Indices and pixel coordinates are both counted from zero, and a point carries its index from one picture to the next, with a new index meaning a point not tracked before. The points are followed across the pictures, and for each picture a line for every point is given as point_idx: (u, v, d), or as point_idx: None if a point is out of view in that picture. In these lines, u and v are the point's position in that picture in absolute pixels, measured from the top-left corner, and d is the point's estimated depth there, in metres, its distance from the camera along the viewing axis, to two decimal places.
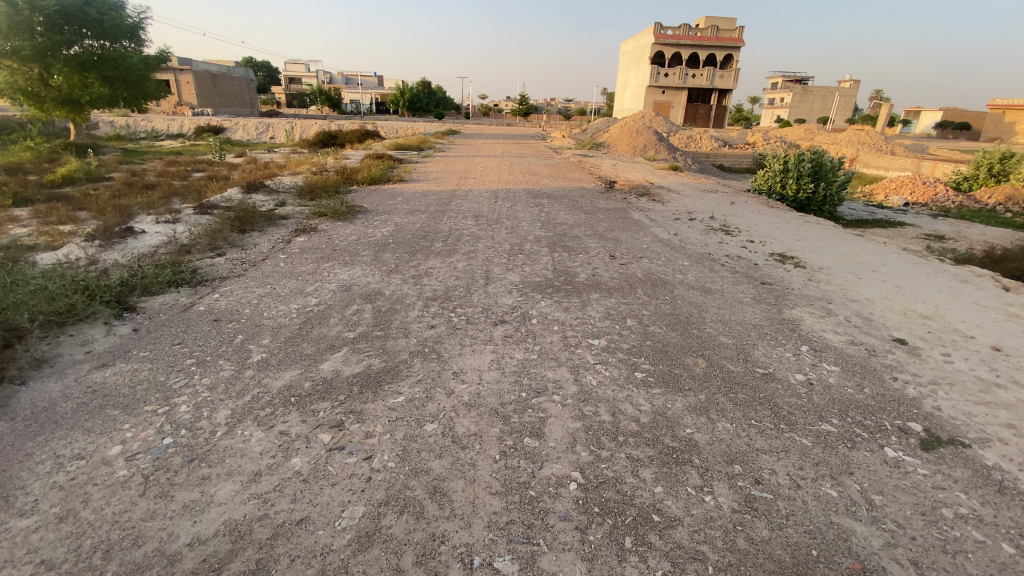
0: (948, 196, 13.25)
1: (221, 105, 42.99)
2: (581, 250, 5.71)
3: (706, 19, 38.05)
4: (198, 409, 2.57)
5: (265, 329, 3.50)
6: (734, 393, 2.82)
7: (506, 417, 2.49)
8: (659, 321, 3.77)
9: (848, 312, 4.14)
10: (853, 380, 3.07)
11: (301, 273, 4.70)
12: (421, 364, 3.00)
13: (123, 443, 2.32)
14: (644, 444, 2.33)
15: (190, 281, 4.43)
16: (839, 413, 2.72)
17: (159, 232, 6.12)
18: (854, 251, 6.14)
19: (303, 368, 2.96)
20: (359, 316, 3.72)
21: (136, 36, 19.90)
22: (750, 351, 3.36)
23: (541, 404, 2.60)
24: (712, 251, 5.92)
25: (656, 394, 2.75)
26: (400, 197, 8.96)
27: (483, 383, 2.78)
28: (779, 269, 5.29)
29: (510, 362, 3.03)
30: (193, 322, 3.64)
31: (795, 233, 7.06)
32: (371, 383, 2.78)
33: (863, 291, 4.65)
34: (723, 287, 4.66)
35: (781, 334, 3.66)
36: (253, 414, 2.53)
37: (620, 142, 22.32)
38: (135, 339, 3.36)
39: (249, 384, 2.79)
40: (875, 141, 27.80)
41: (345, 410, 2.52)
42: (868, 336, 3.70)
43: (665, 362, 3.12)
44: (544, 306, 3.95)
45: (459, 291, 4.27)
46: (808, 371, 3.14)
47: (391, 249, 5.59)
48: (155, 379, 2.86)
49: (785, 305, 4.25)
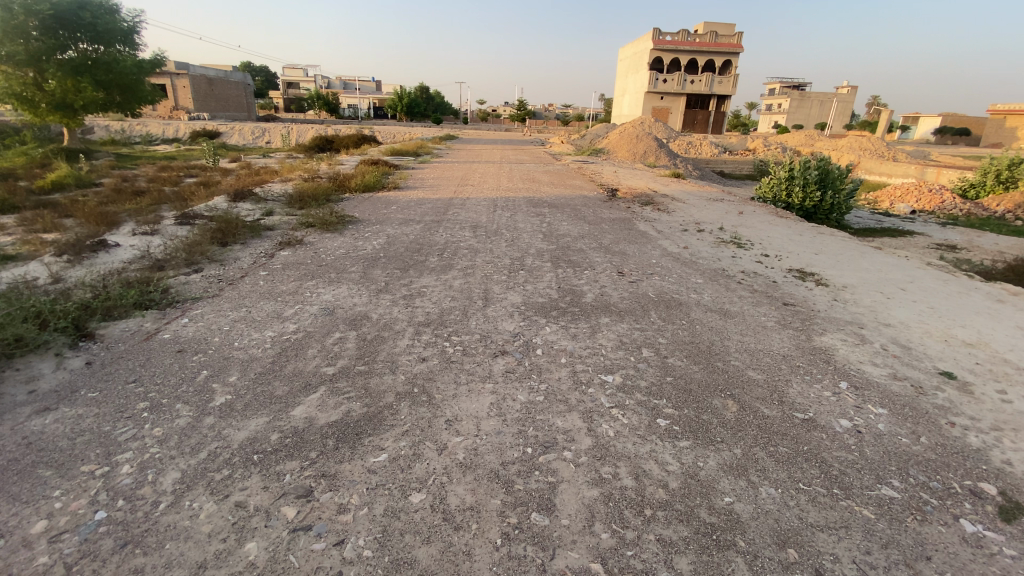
0: (954, 204, 12.92)
1: (218, 109, 42.66)
2: (586, 266, 5.32)
3: (705, 25, 38.11)
4: (143, 471, 2.15)
5: (234, 363, 3.09)
6: (774, 446, 2.42)
7: (509, 483, 2.08)
8: (677, 351, 3.35)
9: (883, 339, 3.75)
10: (905, 426, 2.66)
11: (282, 294, 4.30)
12: (409, 409, 2.59)
13: (48, 518, 1.90)
14: (676, 520, 1.93)
15: (159, 302, 4.03)
16: (898, 471, 2.32)
17: (135, 245, 5.69)
18: (876, 266, 5.77)
19: (271, 416, 2.54)
20: (341, 346, 3.31)
21: (131, 41, 19.39)
22: (784, 390, 2.94)
23: (550, 463, 2.20)
24: (725, 266, 5.53)
25: (684, 449, 2.34)
26: (394, 206, 8.57)
27: (481, 436, 2.37)
28: (800, 287, 4.90)
29: (511, 406, 2.62)
30: (156, 353, 3.22)
31: (811, 246, 6.67)
32: (348, 436, 2.37)
33: (895, 313, 4.26)
34: (743, 309, 4.26)
35: (815, 367, 3.26)
36: (206, 477, 2.12)
37: (620, 148, 22.01)
38: (85, 375, 2.93)
39: (207, 436, 2.38)
40: (876, 147, 27.55)
41: (315, 474, 2.12)
42: (912, 369, 3.30)
43: (691, 405, 2.70)
44: (549, 334, 3.55)
45: (455, 314, 3.88)
46: (853, 415, 2.74)
47: (382, 264, 5.20)
48: (100, 430, 2.43)
49: (814, 331, 3.84)
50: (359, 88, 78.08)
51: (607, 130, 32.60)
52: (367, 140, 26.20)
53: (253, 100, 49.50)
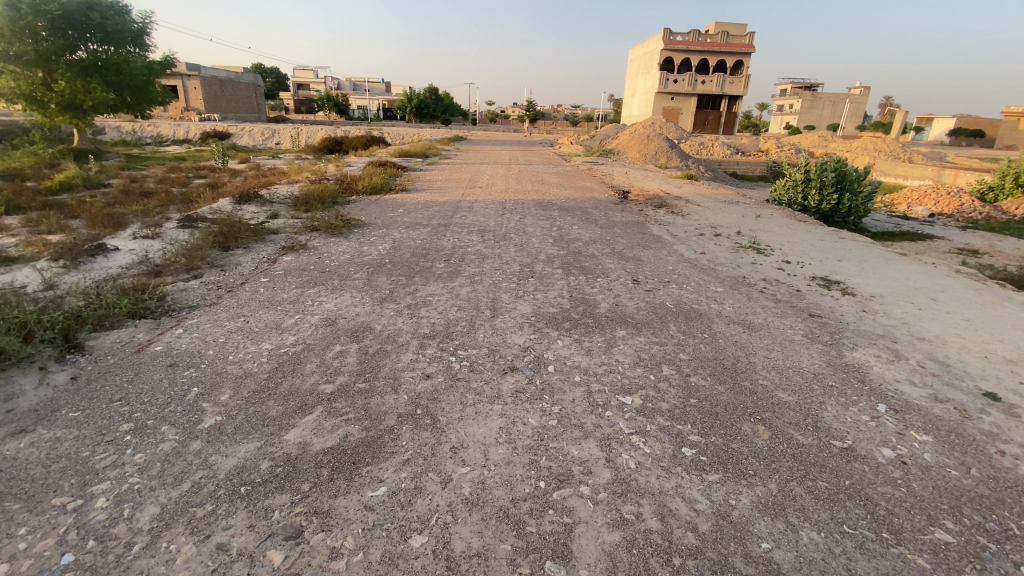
0: (974, 208, 12.49)
1: (228, 110, 42.83)
2: (599, 273, 5.10)
3: (716, 25, 37.67)
4: (118, 506, 1.98)
5: (227, 379, 2.91)
6: (813, 480, 2.19)
7: (519, 524, 1.87)
8: (701, 369, 3.12)
9: (919, 355, 3.49)
10: (952, 456, 2.42)
11: (281, 302, 4.11)
12: (412, 433, 2.39)
13: (10, 562, 1.73)
14: (708, 571, 1.71)
15: (154, 311, 3.87)
16: (951, 510, 2.08)
17: (135, 249, 5.53)
18: (903, 273, 5.49)
19: (263, 440, 2.36)
20: (341, 361, 3.11)
21: (140, 41, 19.42)
22: (818, 414, 2.70)
23: (565, 501, 1.99)
24: (746, 274, 5.28)
25: (714, 484, 2.12)
26: (401, 209, 8.38)
27: (489, 466, 2.17)
28: (826, 296, 4.64)
29: (522, 432, 2.41)
30: (144, 368, 3.05)
31: (833, 252, 6.38)
32: (344, 466, 2.17)
33: (929, 326, 3.99)
34: (768, 321, 4.01)
35: (850, 387, 3.01)
36: (187, 514, 1.94)
37: (631, 149, 21.73)
38: (68, 393, 2.76)
39: (192, 465, 2.21)
40: (891, 148, 27.01)
41: (307, 511, 1.93)
42: (953, 390, 3.05)
43: (719, 432, 2.47)
44: (562, 348, 3.33)
45: (461, 325, 3.67)
46: (895, 443, 2.50)
47: (387, 270, 5.01)
48: (77, 456, 2.26)
49: (844, 346, 3.59)
50: (368, 90, 78.15)
51: (617, 130, 32.28)
52: (375, 141, 26.14)
53: (264, 101, 49.71)
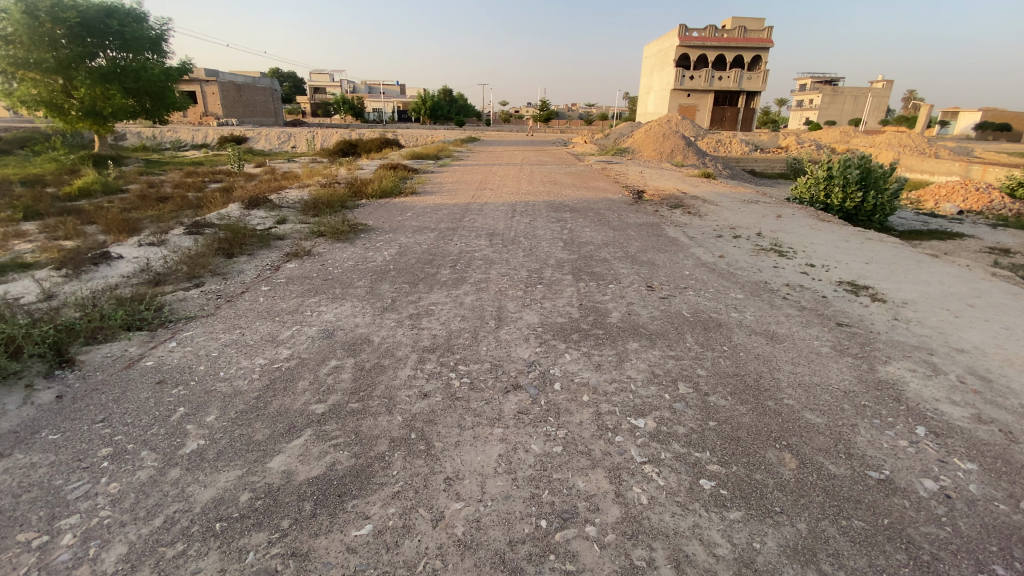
0: (1004, 204, 11.96)
1: (246, 114, 43.40)
2: (612, 279, 4.87)
3: (733, 20, 37.06)
4: (85, 544, 1.83)
5: (215, 398, 2.76)
6: (847, 519, 1.95)
7: (516, 571, 1.68)
8: (721, 387, 2.88)
9: (958, 369, 3.21)
10: (1001, 488, 2.16)
11: (280, 313, 3.97)
12: (404, 461, 2.21)
13: None
14: None
15: (150, 321, 3.76)
16: (1001, 553, 1.83)
17: (139, 257, 5.46)
18: (936, 277, 5.18)
19: (244, 468, 2.20)
20: (335, 378, 2.95)
21: (158, 49, 19.95)
22: (850, 439, 2.45)
23: (569, 544, 1.79)
24: (767, 279, 5.01)
25: (735, 524, 1.90)
26: (409, 212, 8.25)
27: (486, 502, 1.98)
28: (854, 303, 4.37)
29: (523, 460, 2.22)
30: (133, 385, 2.91)
31: (860, 254, 6.07)
32: (328, 499, 2.00)
33: (967, 335, 3.71)
34: (792, 331, 3.75)
35: (884, 408, 2.75)
36: (155, 555, 1.78)
37: (646, 148, 21.37)
38: (52, 413, 2.63)
39: (167, 497, 2.05)
40: (916, 143, 26.25)
41: (283, 553, 1.76)
42: (998, 410, 2.76)
43: (740, 461, 2.25)
44: (570, 363, 3.12)
45: (464, 338, 3.48)
46: (938, 473, 2.24)
47: (390, 277, 4.86)
48: (49, 485, 2.11)
49: (877, 359, 3.33)
50: (383, 93, 78.72)
51: (632, 129, 31.88)
52: (390, 143, 26.17)
53: (282, 106, 50.31)
